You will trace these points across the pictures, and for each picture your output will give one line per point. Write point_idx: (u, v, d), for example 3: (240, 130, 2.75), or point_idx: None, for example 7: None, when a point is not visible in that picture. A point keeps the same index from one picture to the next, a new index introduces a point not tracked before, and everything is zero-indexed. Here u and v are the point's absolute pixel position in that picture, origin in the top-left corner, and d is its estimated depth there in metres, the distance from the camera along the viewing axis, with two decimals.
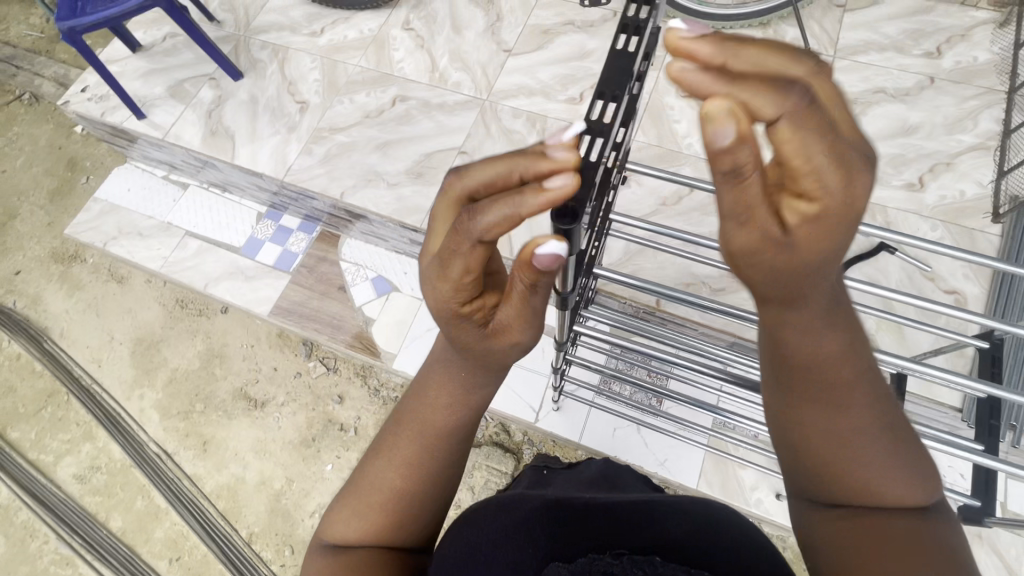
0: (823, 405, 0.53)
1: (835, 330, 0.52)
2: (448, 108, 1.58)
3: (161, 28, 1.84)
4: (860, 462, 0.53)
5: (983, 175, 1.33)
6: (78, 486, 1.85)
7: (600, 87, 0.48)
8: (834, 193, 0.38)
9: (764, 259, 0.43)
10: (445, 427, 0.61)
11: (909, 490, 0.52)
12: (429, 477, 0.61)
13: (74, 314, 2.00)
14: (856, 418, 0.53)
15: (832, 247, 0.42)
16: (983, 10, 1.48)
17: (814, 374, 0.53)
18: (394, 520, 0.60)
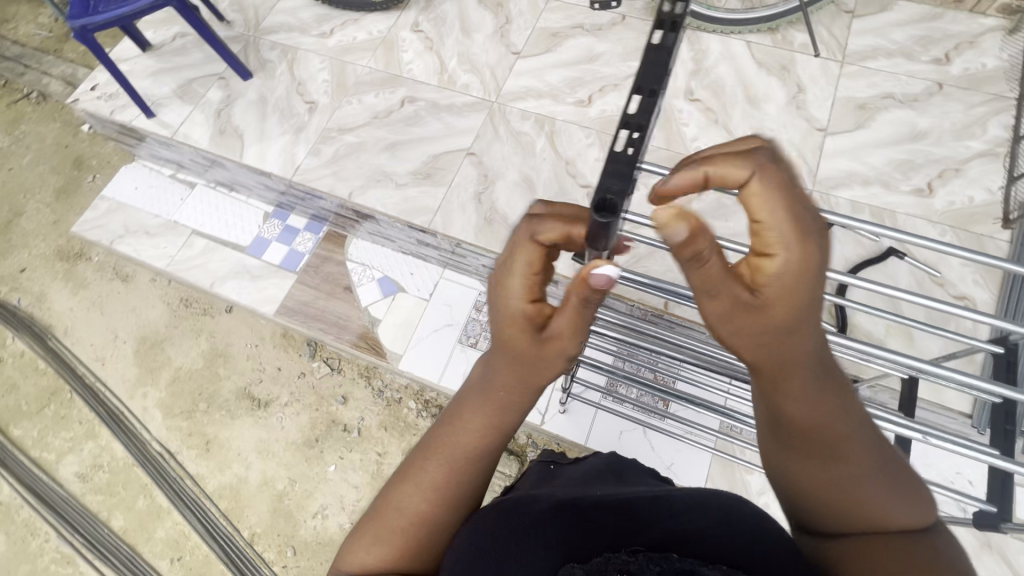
0: (823, 454, 0.60)
1: (827, 394, 0.60)
2: (457, 110, 1.59)
3: (171, 28, 1.85)
4: (863, 503, 0.59)
5: (992, 181, 1.33)
6: (80, 485, 1.85)
7: (636, 82, 0.47)
8: (792, 256, 0.51)
9: (740, 319, 0.56)
10: (473, 455, 0.65)
11: (908, 518, 0.58)
12: (453, 503, 0.64)
13: (78, 312, 2.00)
14: (852, 466, 0.59)
15: (799, 297, 0.54)
16: (991, 17, 1.49)
17: (811, 429, 0.60)
18: (415, 547, 0.63)
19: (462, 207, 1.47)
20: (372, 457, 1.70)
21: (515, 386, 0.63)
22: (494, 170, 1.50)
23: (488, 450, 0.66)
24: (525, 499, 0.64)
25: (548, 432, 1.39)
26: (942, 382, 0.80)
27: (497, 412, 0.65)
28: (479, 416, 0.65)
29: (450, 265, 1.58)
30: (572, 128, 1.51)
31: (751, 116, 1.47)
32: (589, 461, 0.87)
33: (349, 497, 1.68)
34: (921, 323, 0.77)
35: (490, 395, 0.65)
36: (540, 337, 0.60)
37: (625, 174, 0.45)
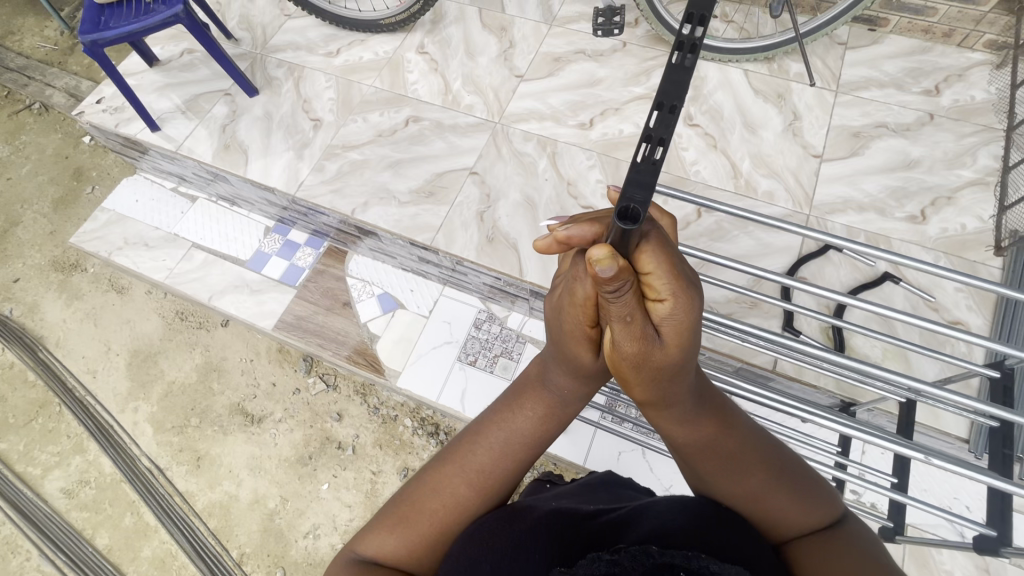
0: (723, 472, 0.63)
1: (711, 416, 0.64)
2: (461, 130, 1.61)
3: (179, 44, 1.88)
4: (781, 510, 0.62)
5: (983, 210, 1.36)
6: (65, 501, 1.81)
7: (656, 98, 0.45)
8: (680, 307, 0.50)
9: (649, 356, 0.52)
10: (525, 443, 0.67)
11: (822, 513, 0.62)
12: (492, 491, 0.65)
13: (71, 324, 1.98)
14: (755, 482, 0.62)
15: (689, 342, 0.53)
16: (978, 52, 1.54)
17: (703, 449, 0.64)
18: (440, 536, 0.62)
19: (464, 225, 1.49)
20: (367, 475, 1.68)
21: (574, 386, 0.65)
22: (496, 190, 1.52)
23: (539, 443, 0.68)
24: (517, 509, 0.62)
25: (546, 452, 1.38)
26: (939, 406, 0.83)
27: (555, 405, 0.67)
28: (538, 407, 0.68)
29: (450, 282, 1.59)
30: (574, 150, 1.54)
31: (748, 142, 1.51)
32: (583, 477, 0.84)
33: (342, 516, 1.65)
34: (918, 347, 0.78)
35: (549, 388, 0.67)
36: (599, 355, 0.59)
37: (649, 186, 0.46)
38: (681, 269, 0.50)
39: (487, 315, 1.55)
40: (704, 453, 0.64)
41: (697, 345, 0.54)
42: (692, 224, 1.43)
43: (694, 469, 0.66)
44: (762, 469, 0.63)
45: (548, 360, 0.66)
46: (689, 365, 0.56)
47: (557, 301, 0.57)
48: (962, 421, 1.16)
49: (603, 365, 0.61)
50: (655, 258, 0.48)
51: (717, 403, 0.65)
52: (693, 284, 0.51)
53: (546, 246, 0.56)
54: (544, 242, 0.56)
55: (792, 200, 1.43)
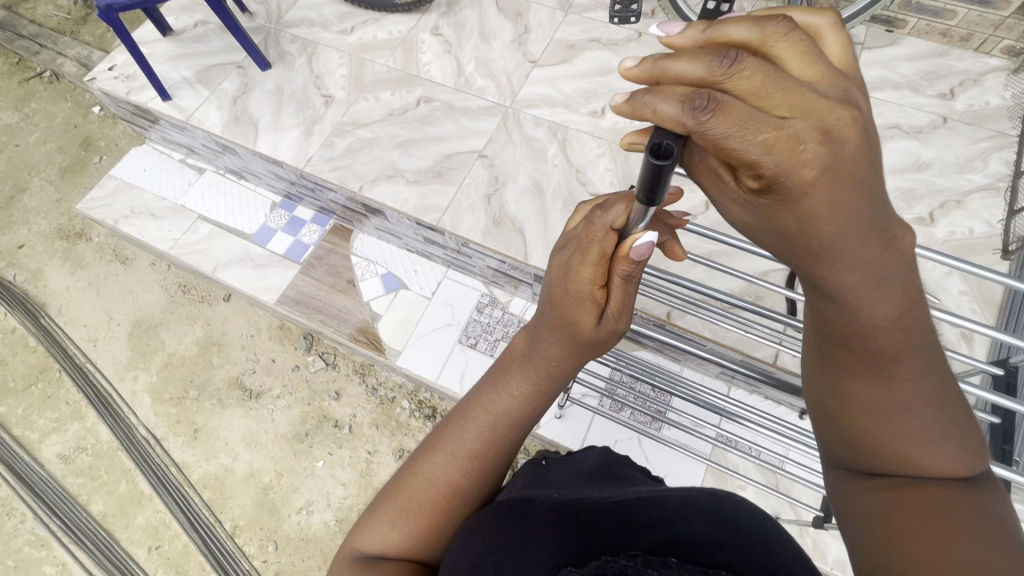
0: (872, 375, 0.51)
1: (881, 292, 0.49)
2: (472, 112, 1.61)
3: (193, 15, 1.87)
4: (905, 433, 0.51)
5: (992, 215, 1.35)
6: (61, 466, 1.82)
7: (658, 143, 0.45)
8: (787, 169, 0.41)
9: (776, 220, 0.46)
10: (512, 423, 0.65)
11: (955, 459, 0.50)
12: (484, 475, 0.63)
13: (73, 291, 1.99)
14: (906, 389, 0.50)
15: (832, 201, 0.43)
16: (995, 57, 1.53)
17: (852, 336, 0.51)
18: (442, 527, 0.61)
19: (471, 208, 1.48)
20: (362, 455, 1.69)
21: (565, 355, 0.64)
22: (505, 174, 1.52)
23: (528, 421, 0.66)
24: (523, 502, 0.57)
25: (544, 437, 1.39)
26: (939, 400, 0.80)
27: (542, 379, 0.65)
28: (523, 385, 0.65)
29: (455, 265, 1.59)
30: (585, 137, 1.53)
31: None
32: (581, 456, 0.82)
33: (336, 493, 1.66)
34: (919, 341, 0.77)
35: (537, 362, 0.65)
36: (600, 320, 0.60)
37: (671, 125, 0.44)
38: (827, 107, 0.41)
39: (490, 299, 1.55)
40: (848, 346, 0.52)
41: (870, 211, 0.45)
42: (699, 215, 1.43)
43: (829, 363, 0.55)
44: (923, 380, 0.51)
45: (538, 329, 0.65)
46: (869, 232, 0.46)
47: (567, 262, 0.59)
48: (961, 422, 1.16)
49: (601, 333, 0.61)
50: (776, 89, 0.41)
51: (906, 282, 0.49)
52: (805, 137, 0.40)
53: (632, 79, 0.45)
54: (630, 59, 0.44)
55: None
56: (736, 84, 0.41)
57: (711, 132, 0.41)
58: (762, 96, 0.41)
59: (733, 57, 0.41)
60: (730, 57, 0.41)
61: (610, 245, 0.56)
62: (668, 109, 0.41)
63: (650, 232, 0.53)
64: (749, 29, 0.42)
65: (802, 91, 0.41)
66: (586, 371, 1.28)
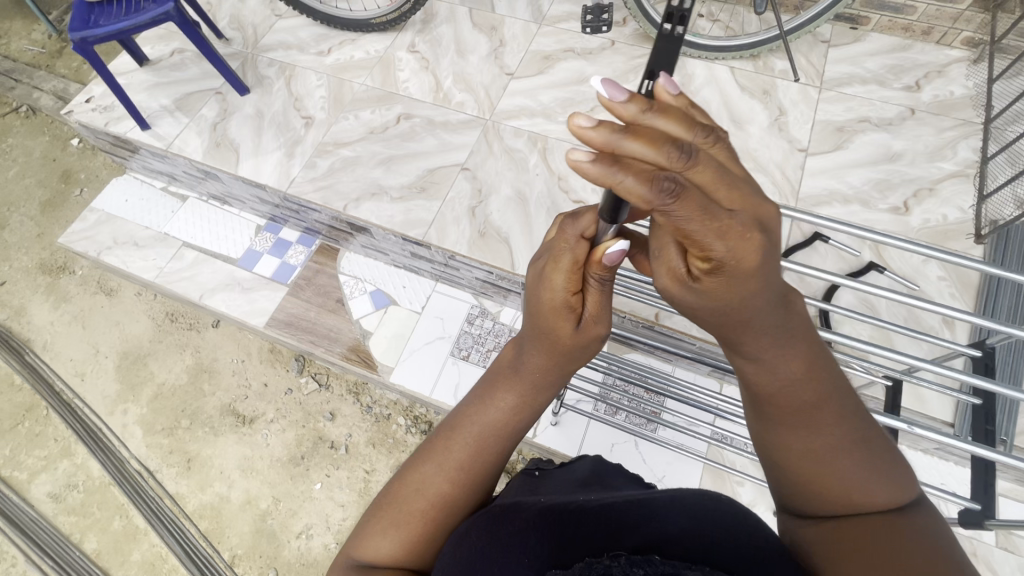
0: (803, 425, 0.53)
1: (791, 355, 0.52)
2: (452, 127, 1.63)
3: (169, 44, 1.87)
4: (843, 473, 0.52)
5: (963, 201, 1.39)
6: (52, 505, 1.78)
7: None
8: (732, 251, 0.41)
9: (704, 303, 0.47)
10: (501, 435, 0.65)
11: (887, 492, 0.52)
12: (472, 485, 0.63)
13: (58, 327, 1.96)
14: (832, 436, 0.53)
15: (756, 283, 0.45)
16: (957, 49, 1.58)
17: (783, 390, 0.53)
18: (432, 536, 0.61)
19: (455, 221, 1.49)
20: (360, 474, 1.67)
21: (547, 366, 0.65)
22: (487, 185, 1.53)
23: (513, 434, 0.66)
24: (508, 505, 0.56)
25: (540, 445, 1.39)
26: (925, 385, 0.80)
27: (529, 390, 0.66)
28: (511, 397, 0.66)
29: (443, 279, 1.60)
30: (564, 145, 1.55)
31: (736, 136, 1.53)
32: (576, 464, 0.83)
33: (336, 515, 1.64)
34: (900, 327, 0.77)
35: (523, 373, 0.66)
36: (580, 326, 0.61)
37: None
38: (761, 201, 0.42)
39: (480, 310, 1.55)
40: (778, 400, 0.54)
41: (777, 290, 0.48)
42: None
43: (766, 414, 0.56)
44: (843, 424, 0.53)
45: (524, 340, 0.66)
46: (778, 303, 0.49)
47: (540, 275, 0.60)
48: (947, 405, 1.18)
49: (582, 338, 0.62)
50: (721, 185, 0.40)
51: (810, 339, 0.53)
52: (748, 230, 0.40)
53: (587, 139, 0.39)
54: (583, 118, 0.38)
55: (779, 193, 1.45)
56: (689, 176, 0.39)
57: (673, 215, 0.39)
58: (708, 188, 0.40)
59: (684, 145, 0.38)
60: (686, 150, 0.38)
61: (581, 253, 0.56)
62: (635, 189, 0.37)
63: (621, 241, 0.54)
64: (682, 127, 0.41)
65: (743, 185, 0.41)
66: (578, 377, 1.29)
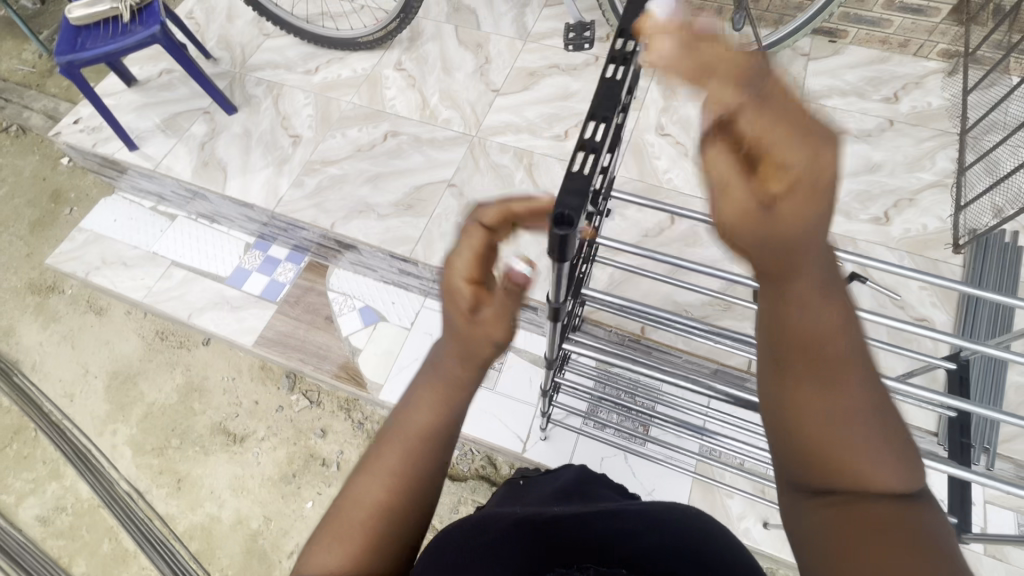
0: (826, 396, 0.43)
1: (834, 302, 0.44)
2: (438, 143, 1.64)
3: (158, 64, 1.89)
4: (859, 462, 0.41)
5: (943, 210, 1.41)
6: (40, 529, 1.76)
7: (558, 207, 0.44)
8: (804, 156, 0.38)
9: (759, 232, 0.42)
10: (436, 433, 0.57)
11: (894, 485, 0.42)
12: (409, 490, 0.55)
13: (47, 347, 1.95)
14: (847, 415, 0.42)
15: (816, 198, 0.39)
16: (933, 60, 1.61)
17: (806, 345, 0.44)
18: (368, 550, 0.52)
19: (443, 237, 1.50)
20: None
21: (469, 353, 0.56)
22: (474, 201, 1.54)
23: (449, 432, 0.58)
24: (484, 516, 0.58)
25: (530, 459, 1.40)
26: (903, 399, 0.83)
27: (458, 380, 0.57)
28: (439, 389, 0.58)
29: (431, 294, 1.60)
30: (549, 160, 1.57)
31: None
32: (562, 472, 0.84)
33: None
34: (885, 344, 0.77)
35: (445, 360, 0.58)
36: (476, 318, 0.53)
37: (582, 191, 0.44)
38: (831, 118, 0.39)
39: None
40: (792, 338, 0.44)
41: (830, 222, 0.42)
42: (665, 231, 1.48)
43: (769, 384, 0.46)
44: (856, 381, 0.43)
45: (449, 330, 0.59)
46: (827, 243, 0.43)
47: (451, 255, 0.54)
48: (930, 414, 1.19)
49: (482, 331, 0.54)
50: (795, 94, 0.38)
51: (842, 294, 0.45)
52: (823, 136, 0.38)
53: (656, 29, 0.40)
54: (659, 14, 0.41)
55: None
56: (763, 79, 0.38)
57: (749, 114, 0.38)
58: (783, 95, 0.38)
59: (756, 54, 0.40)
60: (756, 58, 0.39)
61: (481, 250, 0.52)
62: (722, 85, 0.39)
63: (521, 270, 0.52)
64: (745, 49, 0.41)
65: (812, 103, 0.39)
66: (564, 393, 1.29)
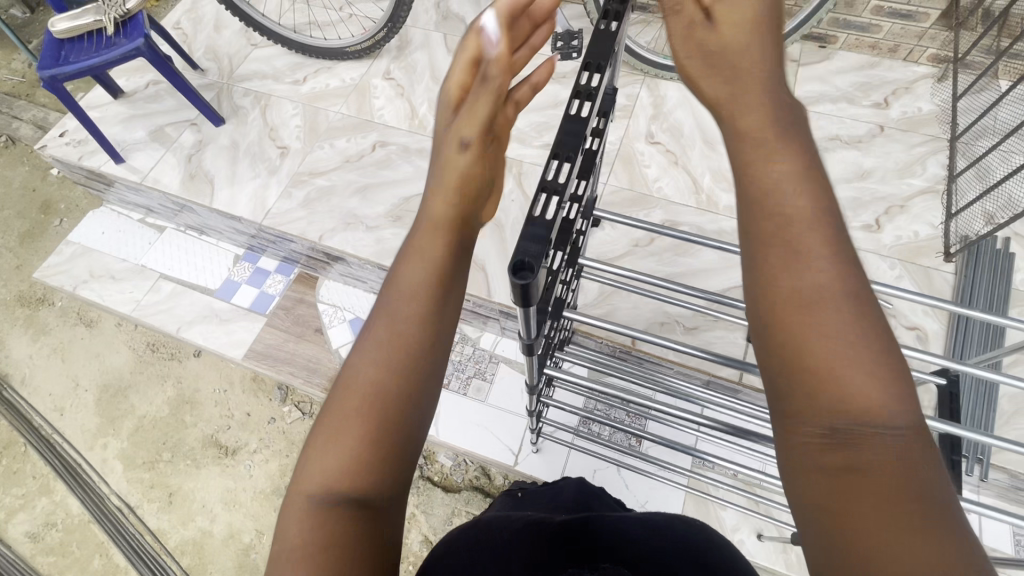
0: (796, 253, 0.40)
1: (785, 145, 0.44)
2: (427, 153, 1.63)
3: (145, 75, 1.87)
4: (839, 348, 0.38)
5: (934, 217, 1.40)
6: (30, 545, 1.74)
7: (518, 253, 0.47)
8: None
9: (705, 36, 0.50)
10: (420, 310, 0.47)
11: (884, 397, 0.36)
12: (394, 380, 0.45)
13: (37, 360, 1.93)
14: (820, 277, 0.39)
15: (746, 31, 0.49)
16: (924, 65, 1.60)
17: (771, 200, 0.42)
18: (361, 455, 0.43)
19: None
20: None
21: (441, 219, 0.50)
22: None
23: (438, 308, 0.48)
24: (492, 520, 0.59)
25: (521, 472, 1.39)
26: None
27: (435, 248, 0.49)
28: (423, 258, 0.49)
29: None
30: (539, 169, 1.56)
31: (708, 158, 1.55)
32: (558, 486, 0.84)
33: None
34: None
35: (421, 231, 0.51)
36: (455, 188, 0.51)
37: (543, 239, 0.47)
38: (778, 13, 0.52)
39: (459, 336, 1.54)
40: (770, 232, 0.42)
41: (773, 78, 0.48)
42: (656, 240, 1.47)
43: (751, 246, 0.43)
44: (851, 275, 0.39)
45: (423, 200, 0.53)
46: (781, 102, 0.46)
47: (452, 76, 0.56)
48: None
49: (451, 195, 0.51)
50: None
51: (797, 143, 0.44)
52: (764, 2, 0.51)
53: None
54: None
55: None
56: None
57: None
58: None
59: None
60: None
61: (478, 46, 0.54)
62: None
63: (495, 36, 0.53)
64: None
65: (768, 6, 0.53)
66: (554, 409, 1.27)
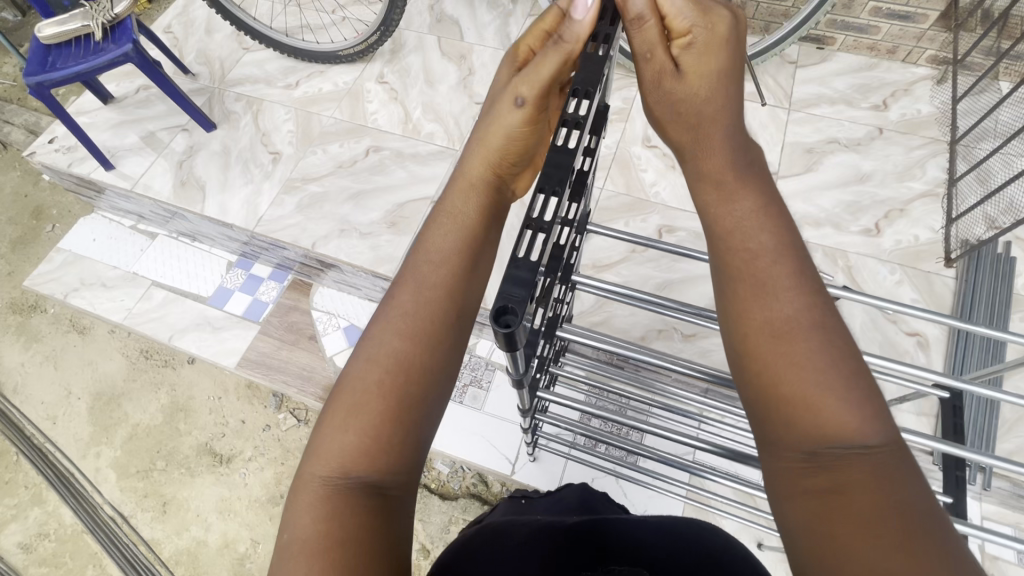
0: (758, 285, 0.45)
1: (744, 187, 0.50)
2: (421, 158, 1.61)
3: (135, 80, 1.85)
4: (807, 372, 0.42)
5: (934, 221, 1.38)
6: (22, 556, 1.72)
7: (502, 297, 0.45)
8: (701, 50, 0.55)
9: (673, 89, 0.56)
10: (444, 281, 0.50)
11: (855, 411, 0.41)
12: (423, 349, 0.47)
13: (29, 368, 1.91)
14: (782, 306, 0.44)
15: (707, 82, 0.55)
16: (923, 66, 1.58)
17: (734, 244, 0.48)
18: (395, 421, 0.45)
19: None
20: None
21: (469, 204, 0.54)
22: None
23: (457, 280, 0.50)
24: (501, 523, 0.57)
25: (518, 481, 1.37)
26: None
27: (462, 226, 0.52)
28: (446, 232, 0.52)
29: None
30: None
31: None
32: (561, 491, 0.81)
33: None
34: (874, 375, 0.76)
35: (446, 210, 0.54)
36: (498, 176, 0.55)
37: (528, 282, 0.45)
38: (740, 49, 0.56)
39: None
40: (737, 266, 0.47)
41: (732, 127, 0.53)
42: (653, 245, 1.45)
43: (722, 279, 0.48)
44: (813, 309, 0.44)
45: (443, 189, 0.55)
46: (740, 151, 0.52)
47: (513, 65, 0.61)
48: None
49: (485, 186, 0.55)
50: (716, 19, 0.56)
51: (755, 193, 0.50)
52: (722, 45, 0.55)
53: None
54: None
55: None
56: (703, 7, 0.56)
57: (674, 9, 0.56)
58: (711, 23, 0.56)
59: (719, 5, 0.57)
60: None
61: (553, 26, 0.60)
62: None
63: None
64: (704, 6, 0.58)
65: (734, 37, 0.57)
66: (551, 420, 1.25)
